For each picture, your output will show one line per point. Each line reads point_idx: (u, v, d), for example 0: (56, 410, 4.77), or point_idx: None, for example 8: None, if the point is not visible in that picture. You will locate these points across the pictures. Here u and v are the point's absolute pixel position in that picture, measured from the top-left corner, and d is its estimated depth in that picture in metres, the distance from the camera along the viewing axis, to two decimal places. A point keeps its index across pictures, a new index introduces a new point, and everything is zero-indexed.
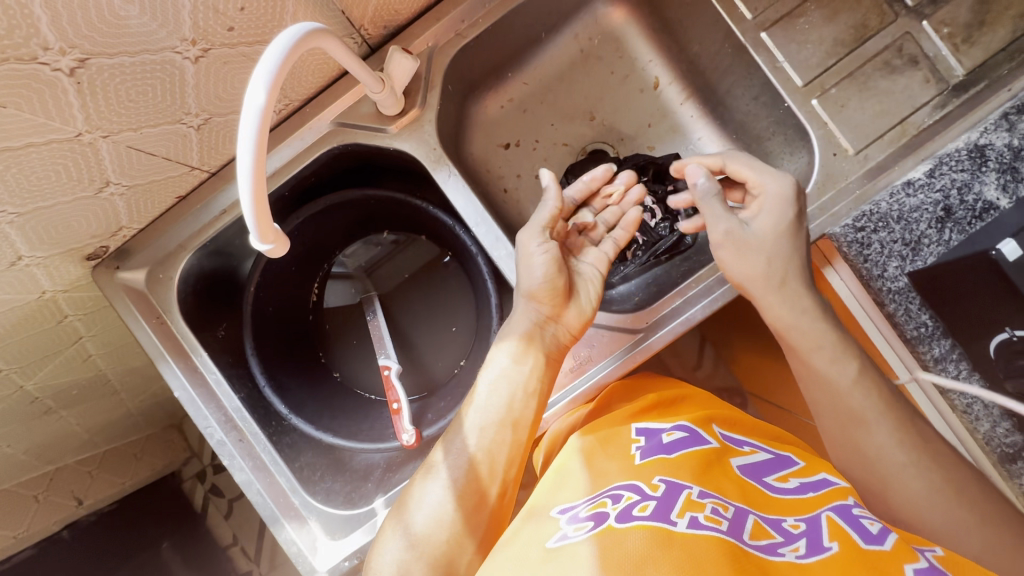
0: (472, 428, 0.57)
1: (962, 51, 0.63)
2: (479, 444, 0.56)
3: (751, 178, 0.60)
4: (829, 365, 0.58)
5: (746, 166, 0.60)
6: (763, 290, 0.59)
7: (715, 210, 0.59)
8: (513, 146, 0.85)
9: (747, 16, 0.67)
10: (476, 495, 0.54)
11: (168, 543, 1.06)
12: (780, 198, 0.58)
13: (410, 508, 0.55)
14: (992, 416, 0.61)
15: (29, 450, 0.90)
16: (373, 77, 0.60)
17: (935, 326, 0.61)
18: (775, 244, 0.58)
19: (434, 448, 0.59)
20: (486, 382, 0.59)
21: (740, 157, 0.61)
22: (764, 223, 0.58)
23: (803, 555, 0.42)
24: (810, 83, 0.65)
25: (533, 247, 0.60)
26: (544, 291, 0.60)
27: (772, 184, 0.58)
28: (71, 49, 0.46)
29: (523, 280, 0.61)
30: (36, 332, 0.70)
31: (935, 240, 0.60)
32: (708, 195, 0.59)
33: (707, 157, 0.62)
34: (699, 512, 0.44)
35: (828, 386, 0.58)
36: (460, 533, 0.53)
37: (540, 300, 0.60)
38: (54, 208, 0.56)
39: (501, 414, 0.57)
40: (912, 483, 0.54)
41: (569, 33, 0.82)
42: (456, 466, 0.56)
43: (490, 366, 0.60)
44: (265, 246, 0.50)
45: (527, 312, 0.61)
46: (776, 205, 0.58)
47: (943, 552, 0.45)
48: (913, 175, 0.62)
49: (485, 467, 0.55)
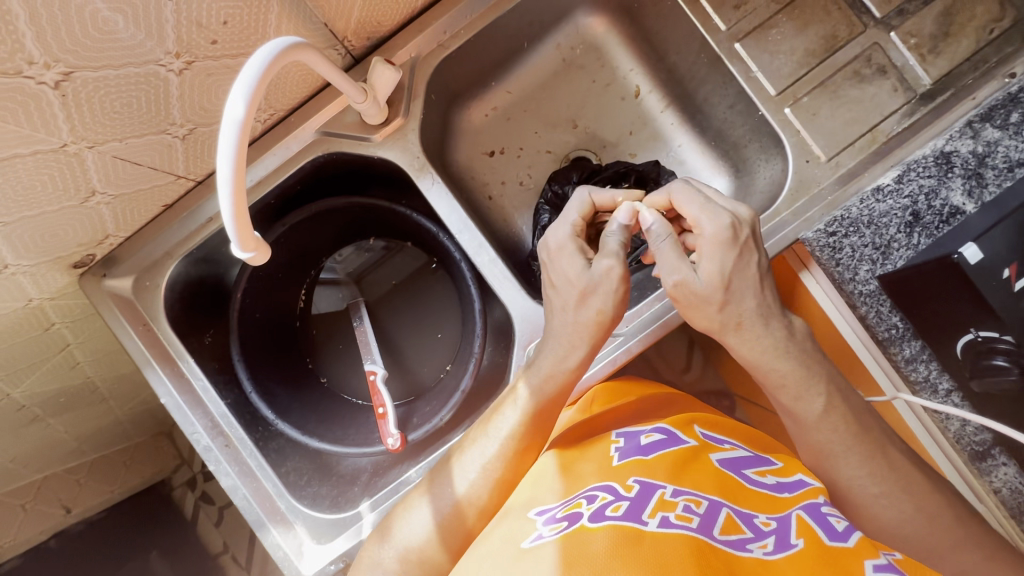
0: (498, 446, 0.57)
1: (927, 61, 0.65)
2: (502, 462, 0.57)
3: (692, 217, 0.56)
4: (793, 396, 0.56)
5: (689, 204, 0.57)
6: (721, 331, 0.56)
7: (667, 261, 0.55)
8: (497, 153, 0.86)
9: (721, 27, 0.69)
10: (486, 508, 0.56)
11: (157, 551, 1.05)
12: (722, 240, 0.54)
13: (414, 513, 0.57)
14: (960, 416, 0.62)
15: (15, 459, 0.90)
16: (356, 88, 0.61)
17: (905, 328, 0.63)
18: (725, 292, 0.54)
19: (450, 461, 0.60)
20: (524, 407, 0.57)
21: (685, 192, 0.57)
22: (710, 270, 0.54)
23: (770, 551, 0.44)
24: (782, 92, 0.67)
25: (618, 278, 0.56)
26: (615, 320, 0.57)
27: (710, 224, 0.55)
28: (55, 63, 0.47)
29: (600, 308, 0.56)
30: (21, 341, 0.70)
31: (904, 244, 0.62)
32: (658, 239, 0.57)
33: (654, 198, 0.61)
34: (671, 512, 0.45)
35: (794, 399, 0.56)
36: (466, 543, 0.56)
37: (603, 331, 0.57)
38: (41, 217, 0.57)
39: (520, 433, 0.57)
40: (875, 488, 0.55)
41: (551, 43, 0.84)
42: (473, 481, 0.57)
43: (525, 384, 0.59)
44: (246, 254, 0.51)
45: (589, 338, 0.57)
46: (715, 248, 0.54)
47: (902, 556, 0.46)
48: (883, 180, 0.63)
49: (494, 486, 0.56)
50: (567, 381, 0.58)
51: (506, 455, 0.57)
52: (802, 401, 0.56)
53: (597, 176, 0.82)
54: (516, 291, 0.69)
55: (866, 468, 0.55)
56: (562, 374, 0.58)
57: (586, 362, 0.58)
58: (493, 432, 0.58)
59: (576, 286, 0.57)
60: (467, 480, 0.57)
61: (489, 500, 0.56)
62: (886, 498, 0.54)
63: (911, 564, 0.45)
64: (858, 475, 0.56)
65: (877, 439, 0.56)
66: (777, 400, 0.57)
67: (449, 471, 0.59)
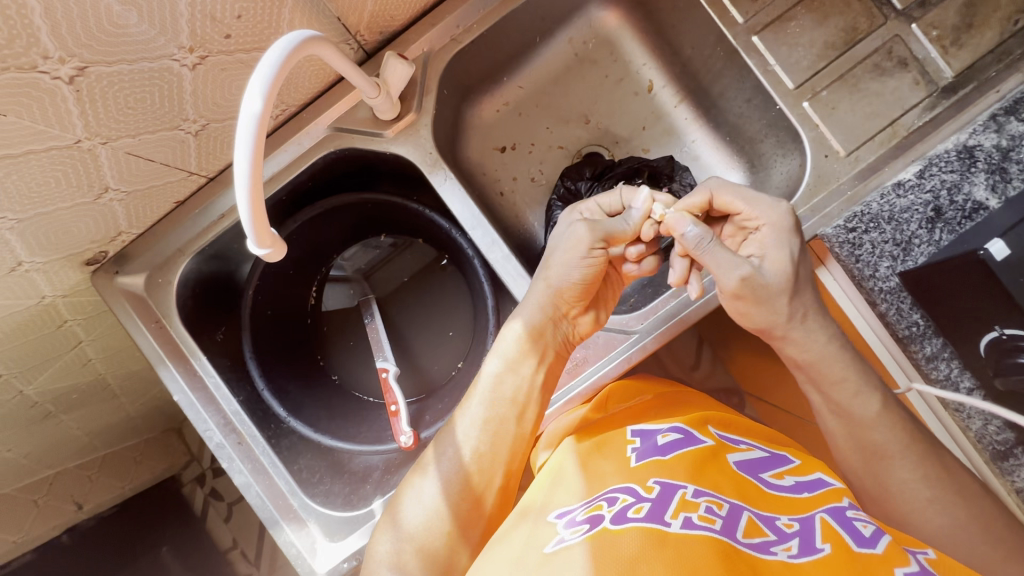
0: (472, 416, 0.57)
1: (950, 53, 0.63)
2: (478, 432, 0.56)
3: (744, 209, 0.58)
4: (852, 391, 0.56)
5: (736, 197, 0.57)
6: (785, 326, 0.56)
7: (727, 258, 0.55)
8: (508, 149, 0.86)
9: (739, 20, 0.68)
10: (478, 486, 0.55)
11: (168, 548, 1.06)
12: (783, 228, 0.56)
13: (409, 495, 0.56)
14: (983, 415, 0.61)
15: (29, 455, 0.90)
16: (369, 82, 0.61)
17: (926, 325, 0.62)
18: (792, 279, 0.55)
19: (438, 439, 0.58)
20: (490, 373, 0.58)
21: (729, 186, 0.58)
22: (776, 260, 0.55)
23: (795, 554, 0.43)
24: (800, 86, 0.66)
25: (584, 243, 0.57)
26: (570, 289, 0.58)
27: (770, 212, 0.56)
28: (70, 58, 0.47)
29: (553, 270, 0.58)
30: (35, 338, 0.70)
31: (926, 240, 0.61)
32: (704, 244, 0.55)
33: (692, 197, 0.59)
34: (693, 512, 0.45)
35: (852, 393, 0.56)
36: (461, 522, 0.54)
37: (561, 299, 0.59)
38: (55, 214, 0.57)
39: (490, 402, 0.57)
40: (929, 492, 0.54)
41: (564, 37, 0.83)
42: (458, 454, 0.56)
43: (495, 355, 0.59)
44: (262, 251, 0.51)
45: (542, 303, 0.58)
46: (778, 235, 0.56)
47: (934, 555, 0.45)
48: (903, 176, 0.63)
49: (479, 472, 0.55)
50: (529, 345, 0.58)
51: (480, 425, 0.56)
52: (860, 397, 0.56)
53: (611, 171, 0.81)
54: (530, 288, 0.69)
55: (910, 474, 0.54)
56: (524, 340, 0.58)
57: (541, 331, 0.58)
58: (468, 404, 0.58)
59: (552, 246, 0.61)
60: (449, 450, 0.56)
61: (480, 476, 0.55)
62: (942, 504, 0.53)
63: (946, 564, 0.44)
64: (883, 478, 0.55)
65: (902, 441, 0.55)
66: (831, 396, 0.57)
67: (438, 443, 0.58)
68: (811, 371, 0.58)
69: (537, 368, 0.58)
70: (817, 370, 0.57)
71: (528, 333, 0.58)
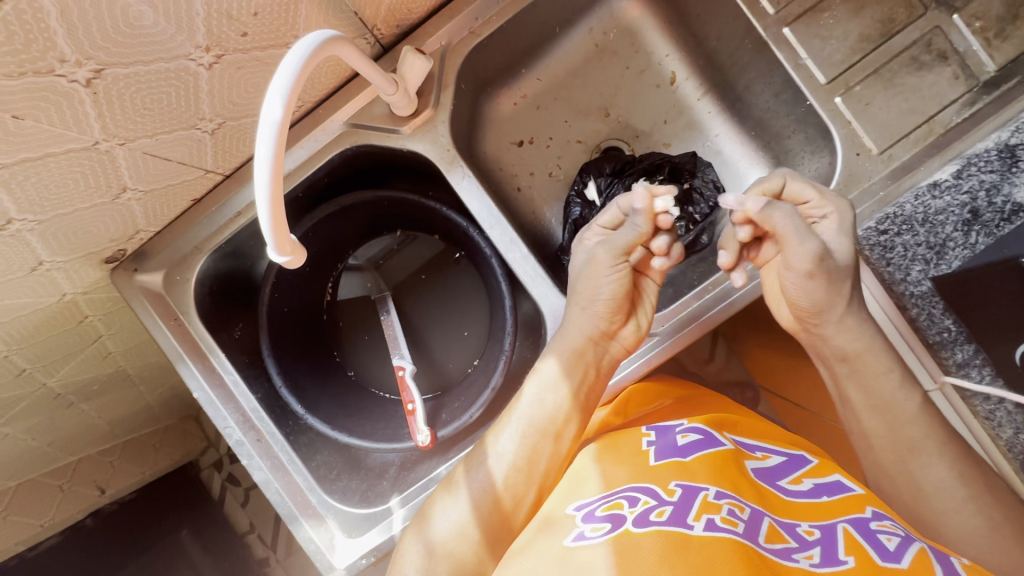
0: (514, 434, 0.55)
1: (993, 46, 0.60)
2: (515, 450, 0.55)
3: (813, 199, 0.55)
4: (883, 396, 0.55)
5: (810, 186, 0.55)
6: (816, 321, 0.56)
7: (799, 229, 0.52)
8: (526, 143, 0.84)
9: (769, 11, 0.65)
10: (509, 499, 0.53)
11: (188, 530, 1.08)
12: (845, 221, 0.54)
13: (441, 506, 0.54)
14: (1014, 423, 0.59)
15: (53, 442, 0.92)
16: (386, 79, 0.59)
17: (959, 331, 0.59)
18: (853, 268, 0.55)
19: (471, 451, 0.58)
20: (533, 398, 0.56)
21: (801, 176, 0.56)
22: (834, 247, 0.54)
23: (817, 564, 0.42)
24: (833, 80, 0.64)
25: (605, 265, 0.57)
26: (608, 310, 0.57)
27: (835, 206, 0.54)
28: (86, 60, 0.46)
29: (587, 295, 0.58)
30: (56, 333, 0.71)
31: (960, 244, 0.59)
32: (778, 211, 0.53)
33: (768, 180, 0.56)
34: (716, 513, 0.45)
35: (899, 403, 0.55)
36: (490, 531, 0.52)
37: (604, 318, 0.58)
38: (75, 215, 0.57)
39: (535, 422, 0.55)
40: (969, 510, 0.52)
41: (584, 27, 0.80)
42: (493, 470, 0.54)
43: (536, 378, 0.58)
44: (282, 258, 0.50)
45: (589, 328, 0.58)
46: (842, 229, 0.54)
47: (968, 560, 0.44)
48: (939, 176, 0.60)
49: (509, 491, 0.53)
50: (574, 366, 0.57)
51: (521, 444, 0.55)
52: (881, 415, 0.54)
53: (630, 167, 0.79)
54: (549, 288, 0.68)
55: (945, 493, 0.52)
56: (571, 358, 0.57)
57: (596, 348, 0.58)
58: (508, 422, 0.56)
59: (575, 275, 0.60)
60: (482, 464, 0.55)
61: (511, 491, 0.54)
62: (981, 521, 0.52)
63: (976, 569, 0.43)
64: (928, 496, 0.53)
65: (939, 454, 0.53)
66: None
67: (472, 457, 0.57)
68: (856, 366, 0.56)
69: (584, 392, 0.57)
70: (863, 362, 0.56)
71: (571, 357, 0.57)
